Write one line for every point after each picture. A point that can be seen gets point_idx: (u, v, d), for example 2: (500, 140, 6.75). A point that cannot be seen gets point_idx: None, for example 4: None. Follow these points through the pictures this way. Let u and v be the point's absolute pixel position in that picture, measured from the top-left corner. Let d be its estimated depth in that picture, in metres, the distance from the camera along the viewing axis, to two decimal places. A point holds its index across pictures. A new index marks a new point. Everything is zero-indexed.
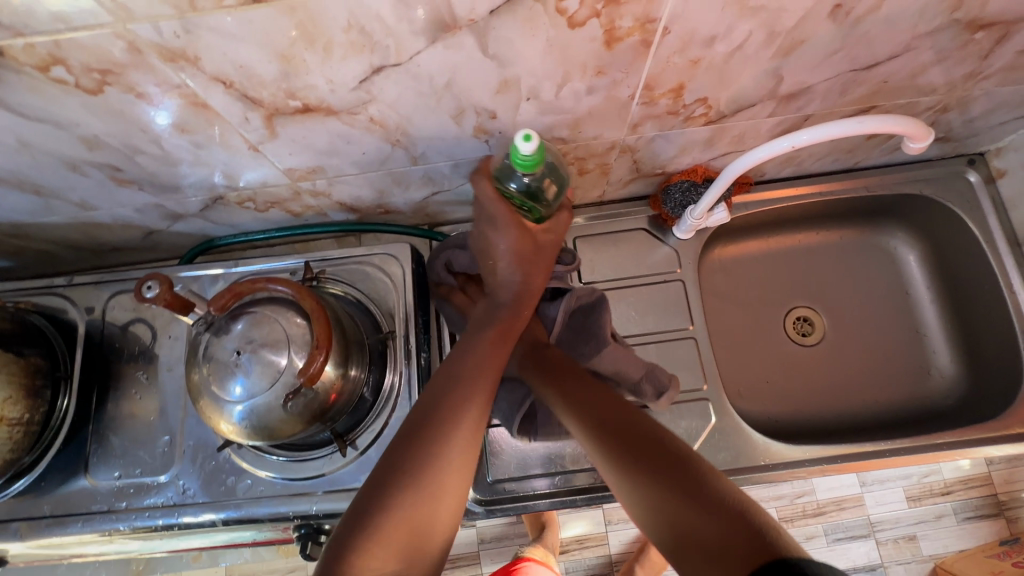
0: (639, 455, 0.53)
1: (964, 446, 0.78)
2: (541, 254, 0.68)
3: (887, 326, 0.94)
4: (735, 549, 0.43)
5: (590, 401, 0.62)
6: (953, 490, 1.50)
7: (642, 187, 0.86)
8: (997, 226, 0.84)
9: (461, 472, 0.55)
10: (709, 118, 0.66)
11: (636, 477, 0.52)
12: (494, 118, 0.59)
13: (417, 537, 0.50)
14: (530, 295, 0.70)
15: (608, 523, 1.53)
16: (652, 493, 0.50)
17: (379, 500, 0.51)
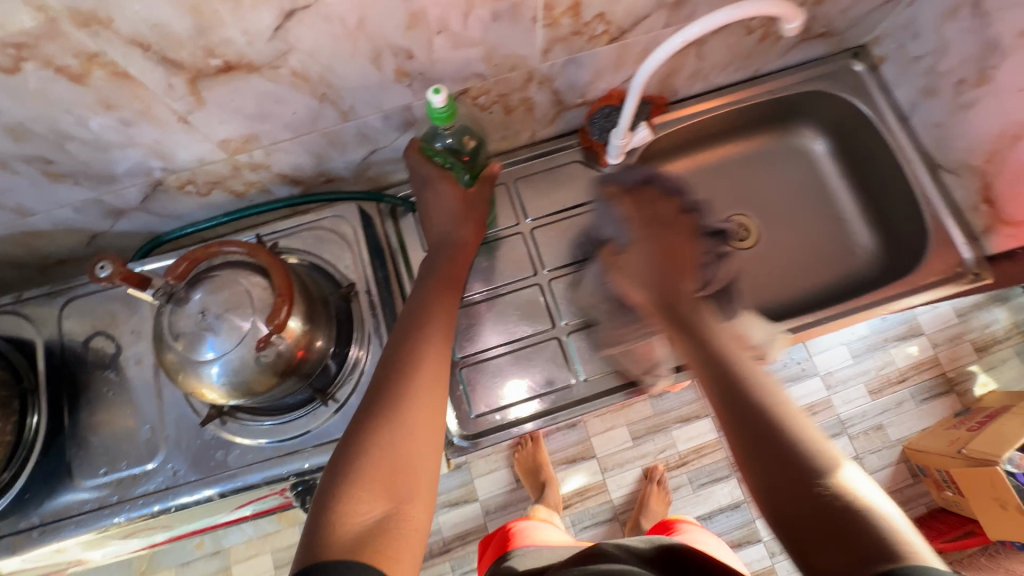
0: (788, 457, 0.46)
1: (888, 301, 0.86)
2: (477, 200, 0.78)
3: (813, 218, 1.03)
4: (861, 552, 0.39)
5: (734, 373, 0.55)
6: (908, 376, 1.66)
7: (569, 123, 0.92)
8: (886, 106, 0.93)
9: (428, 413, 0.58)
10: (611, 35, 0.71)
11: (776, 478, 0.45)
12: (412, 58, 0.63)
13: (394, 477, 0.52)
14: (465, 240, 0.77)
15: (605, 471, 1.60)
16: (795, 501, 0.44)
17: (351, 454, 0.53)
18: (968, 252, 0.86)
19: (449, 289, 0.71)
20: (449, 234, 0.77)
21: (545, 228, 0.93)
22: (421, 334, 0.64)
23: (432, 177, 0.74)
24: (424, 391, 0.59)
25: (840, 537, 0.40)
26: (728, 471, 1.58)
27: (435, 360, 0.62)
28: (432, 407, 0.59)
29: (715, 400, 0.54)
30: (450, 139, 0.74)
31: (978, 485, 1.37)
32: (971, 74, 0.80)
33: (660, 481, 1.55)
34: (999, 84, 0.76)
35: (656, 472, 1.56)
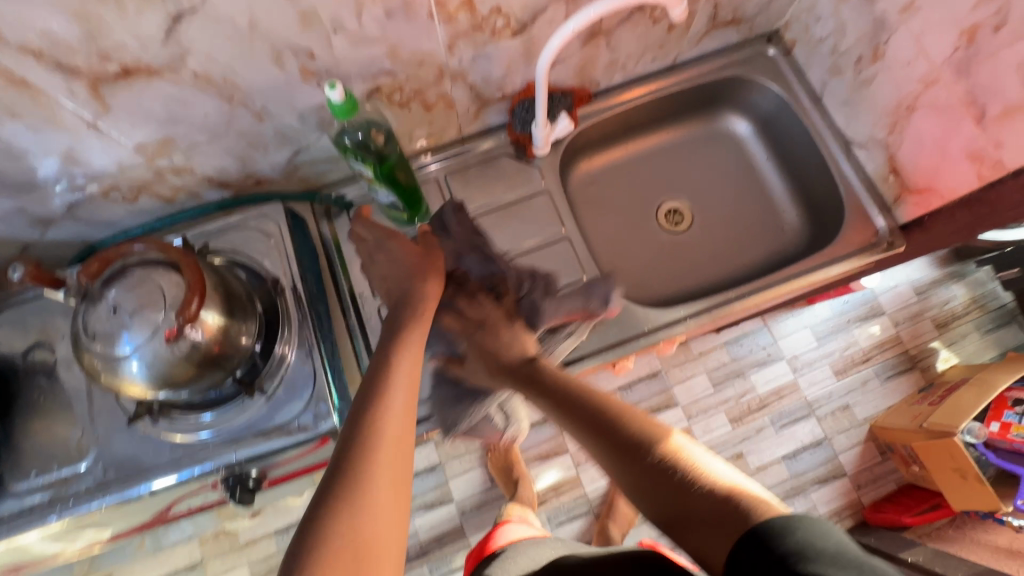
0: (656, 473, 0.54)
1: (808, 272, 0.90)
2: (429, 256, 0.79)
3: (741, 199, 1.06)
4: (722, 516, 0.48)
5: (600, 416, 0.62)
6: (872, 355, 1.69)
7: (495, 117, 0.95)
8: (799, 87, 0.97)
9: (394, 491, 0.51)
10: (513, 29, 0.74)
11: (659, 496, 0.53)
12: (314, 57, 0.65)
13: (359, 563, 0.45)
14: (426, 292, 0.75)
15: (578, 465, 1.61)
16: (675, 505, 0.51)
17: (305, 538, 0.46)
18: (881, 222, 0.90)
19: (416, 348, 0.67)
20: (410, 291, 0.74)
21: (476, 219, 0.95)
22: (383, 400, 0.58)
23: (382, 236, 0.78)
24: (386, 464, 0.52)
25: (708, 519, 0.49)
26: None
27: (397, 430, 0.56)
28: (398, 482, 0.52)
29: (595, 446, 0.60)
30: (358, 134, 0.73)
31: (938, 456, 1.43)
32: (867, 51, 0.83)
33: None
34: (890, 59, 0.80)
35: None
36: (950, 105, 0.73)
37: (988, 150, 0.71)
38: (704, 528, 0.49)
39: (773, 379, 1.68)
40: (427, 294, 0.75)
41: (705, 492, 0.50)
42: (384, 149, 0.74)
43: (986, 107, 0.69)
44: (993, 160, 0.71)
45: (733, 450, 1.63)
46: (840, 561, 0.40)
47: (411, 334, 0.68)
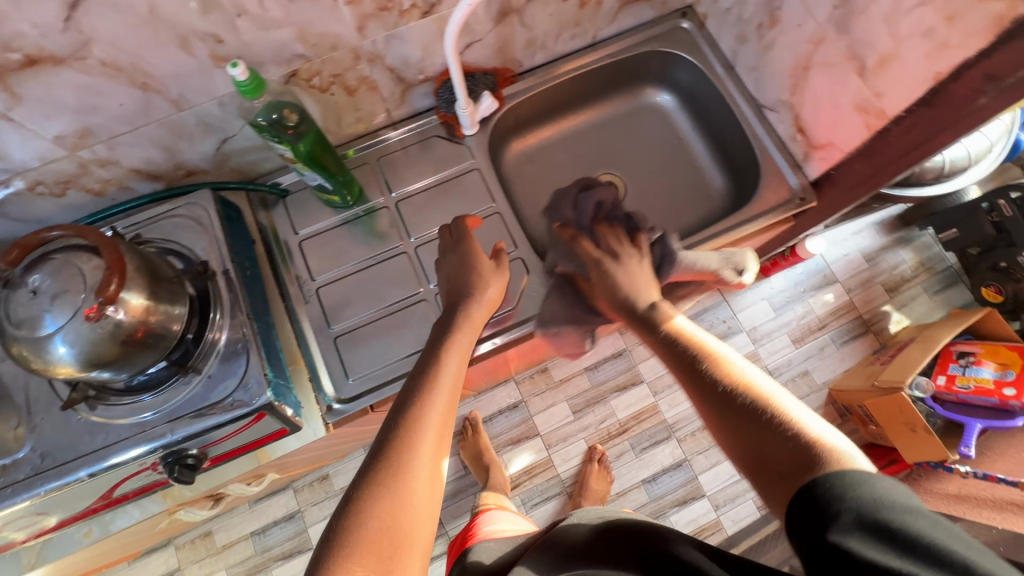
0: (741, 414, 0.54)
1: (727, 231, 0.94)
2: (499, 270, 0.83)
3: (671, 169, 1.11)
4: (797, 466, 0.48)
5: (695, 351, 0.62)
6: (827, 322, 1.75)
7: (423, 100, 0.98)
8: (713, 57, 1.02)
9: (430, 484, 0.56)
10: (421, 9, 0.78)
11: (738, 436, 0.53)
12: (222, 42, 0.68)
13: (392, 549, 0.50)
14: (481, 305, 0.78)
15: (549, 447, 1.64)
16: (755, 449, 0.51)
17: (345, 523, 0.51)
18: (794, 180, 0.94)
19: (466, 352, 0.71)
20: (474, 289, 0.80)
21: (408, 199, 0.98)
22: (427, 404, 0.61)
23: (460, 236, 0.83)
24: (429, 461, 0.57)
25: (782, 461, 0.49)
26: (667, 433, 1.65)
27: (441, 425, 0.61)
28: (435, 475, 0.57)
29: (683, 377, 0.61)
30: (272, 115, 0.75)
31: (890, 411, 1.46)
32: (765, 17, 0.88)
33: (600, 461, 1.60)
34: (784, 23, 0.85)
35: (596, 451, 1.61)
36: (837, 62, 0.78)
37: (871, 100, 0.76)
38: (778, 472, 0.49)
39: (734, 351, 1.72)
40: (490, 294, 0.80)
41: (789, 441, 0.50)
42: (297, 129, 0.77)
43: (864, 60, 0.74)
44: (877, 110, 0.76)
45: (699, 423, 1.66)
46: (913, 517, 0.42)
47: (459, 338, 0.72)
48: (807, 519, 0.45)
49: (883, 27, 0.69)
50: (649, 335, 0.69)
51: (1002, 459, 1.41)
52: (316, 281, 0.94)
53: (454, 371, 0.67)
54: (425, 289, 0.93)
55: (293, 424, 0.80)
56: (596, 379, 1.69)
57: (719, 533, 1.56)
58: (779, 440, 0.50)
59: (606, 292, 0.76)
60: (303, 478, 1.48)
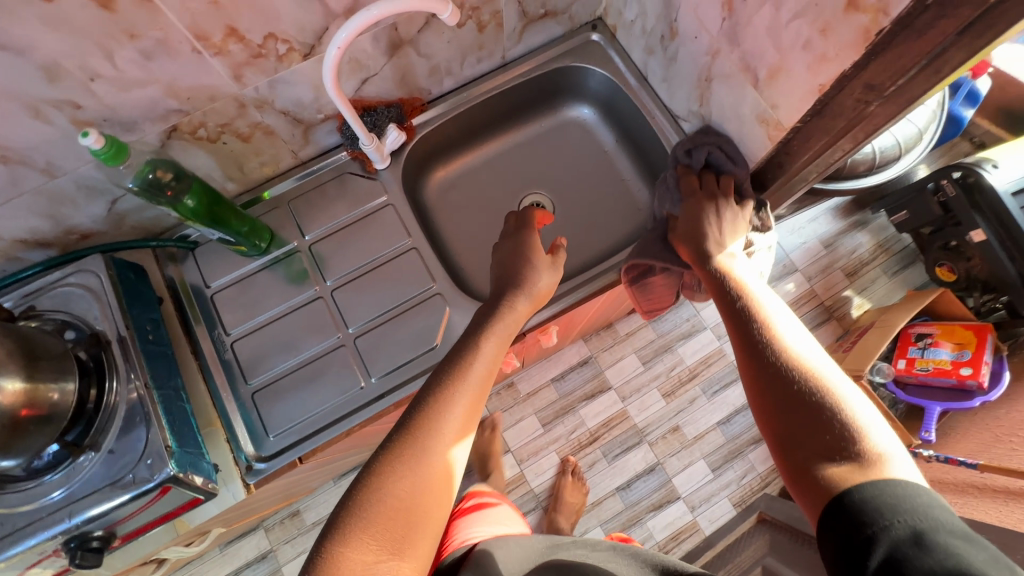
0: (800, 396, 0.55)
1: None
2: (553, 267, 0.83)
3: (598, 183, 1.09)
4: (839, 455, 0.50)
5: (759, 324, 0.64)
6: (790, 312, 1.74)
7: (329, 137, 0.95)
8: (626, 70, 1.00)
9: (454, 463, 0.59)
10: (300, 51, 0.74)
11: (789, 420, 0.54)
12: (80, 107, 0.65)
13: (405, 524, 0.54)
14: (529, 299, 0.78)
15: (521, 463, 1.61)
16: (804, 436, 0.53)
17: (366, 497, 0.55)
18: None
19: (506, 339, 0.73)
20: (524, 281, 0.79)
21: (322, 241, 0.95)
22: (458, 388, 0.64)
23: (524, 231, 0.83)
24: (449, 450, 0.60)
25: (822, 444, 0.51)
26: (638, 437, 1.63)
27: (466, 415, 0.63)
28: (450, 465, 0.59)
29: (739, 344, 0.64)
30: (150, 172, 0.71)
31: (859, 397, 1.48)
32: (665, 29, 0.86)
33: (574, 473, 1.57)
34: (682, 35, 0.82)
35: (570, 463, 1.59)
36: (734, 73, 0.76)
37: (769, 112, 0.74)
38: (813, 453, 0.51)
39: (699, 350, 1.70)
40: (540, 287, 0.79)
41: (843, 433, 0.51)
42: (173, 190, 0.73)
43: (757, 71, 0.72)
44: (775, 121, 0.74)
45: (669, 425, 1.63)
46: (967, 541, 0.41)
47: (498, 327, 0.73)
48: (844, 516, 0.45)
49: (768, 39, 0.67)
50: (719, 293, 0.71)
51: (964, 440, 1.40)
52: (231, 335, 0.91)
53: (493, 354, 0.70)
54: (344, 333, 0.90)
55: (206, 492, 0.77)
56: (563, 390, 1.67)
57: (697, 534, 1.53)
58: (834, 433, 0.51)
59: (691, 218, 0.79)
60: (272, 517, 1.45)
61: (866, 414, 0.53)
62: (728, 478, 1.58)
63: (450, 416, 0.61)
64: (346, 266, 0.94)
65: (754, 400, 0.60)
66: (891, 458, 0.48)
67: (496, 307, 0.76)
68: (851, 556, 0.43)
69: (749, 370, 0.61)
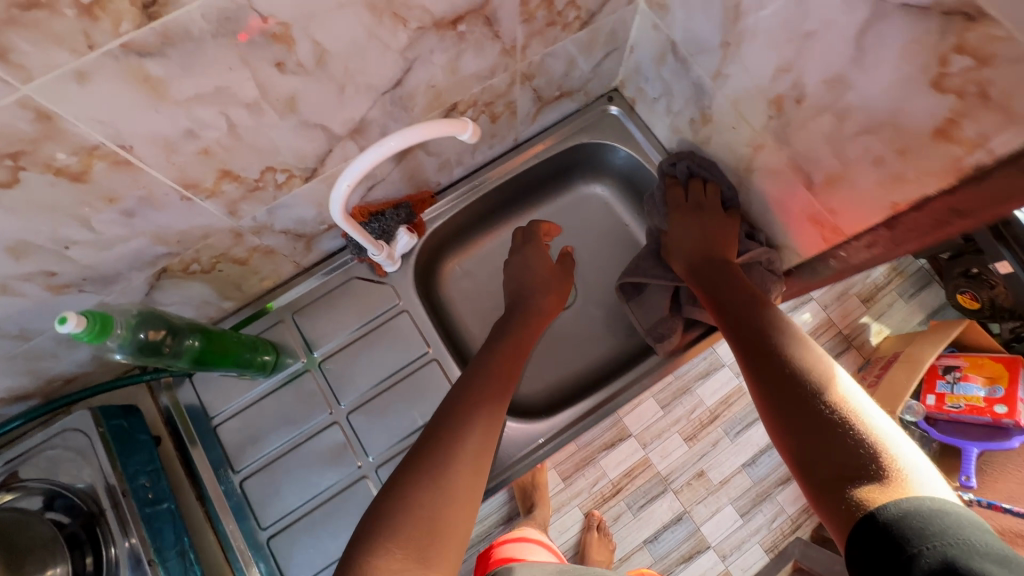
0: (807, 406, 0.49)
1: (698, 343, 0.85)
2: (562, 276, 0.91)
3: (622, 261, 1.01)
4: (858, 475, 0.42)
5: (764, 334, 0.59)
6: None
7: (332, 242, 0.86)
8: (649, 145, 0.92)
9: (470, 479, 0.57)
10: (302, 176, 0.66)
11: (796, 434, 0.48)
12: (55, 274, 0.56)
13: (433, 535, 0.52)
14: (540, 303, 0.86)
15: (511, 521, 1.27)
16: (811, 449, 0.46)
17: (394, 504, 0.53)
18: None
19: (515, 357, 0.75)
20: (530, 292, 0.87)
21: (334, 357, 0.86)
22: (474, 397, 0.65)
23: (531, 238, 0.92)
24: (469, 456, 0.59)
25: (835, 460, 0.44)
26: (662, 486, 1.27)
27: (483, 419, 0.63)
28: (473, 479, 0.58)
29: (744, 357, 0.59)
30: (143, 334, 0.61)
31: None
32: (696, 113, 0.79)
33: (600, 529, 1.23)
34: (717, 122, 0.75)
35: (594, 518, 1.25)
36: (781, 170, 0.69)
37: (825, 215, 0.67)
38: (825, 471, 0.44)
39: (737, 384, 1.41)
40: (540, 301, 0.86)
41: (858, 447, 0.44)
42: (172, 344, 0.65)
43: (811, 174, 0.65)
44: (832, 225, 0.67)
45: (694, 469, 1.28)
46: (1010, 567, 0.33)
47: (506, 345, 0.76)
48: (869, 539, 0.38)
49: (827, 147, 0.60)
50: (721, 306, 0.67)
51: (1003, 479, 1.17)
52: (239, 473, 0.81)
53: (500, 368, 0.71)
54: (363, 464, 0.82)
55: None
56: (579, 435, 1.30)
57: None
58: (845, 442, 0.45)
59: (685, 231, 0.79)
60: None
61: (881, 421, 0.46)
62: (759, 523, 1.25)
63: (471, 423, 0.62)
64: (362, 383, 0.85)
65: (763, 416, 0.54)
66: (918, 475, 0.41)
67: (509, 329, 0.80)
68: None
69: (754, 383, 0.56)
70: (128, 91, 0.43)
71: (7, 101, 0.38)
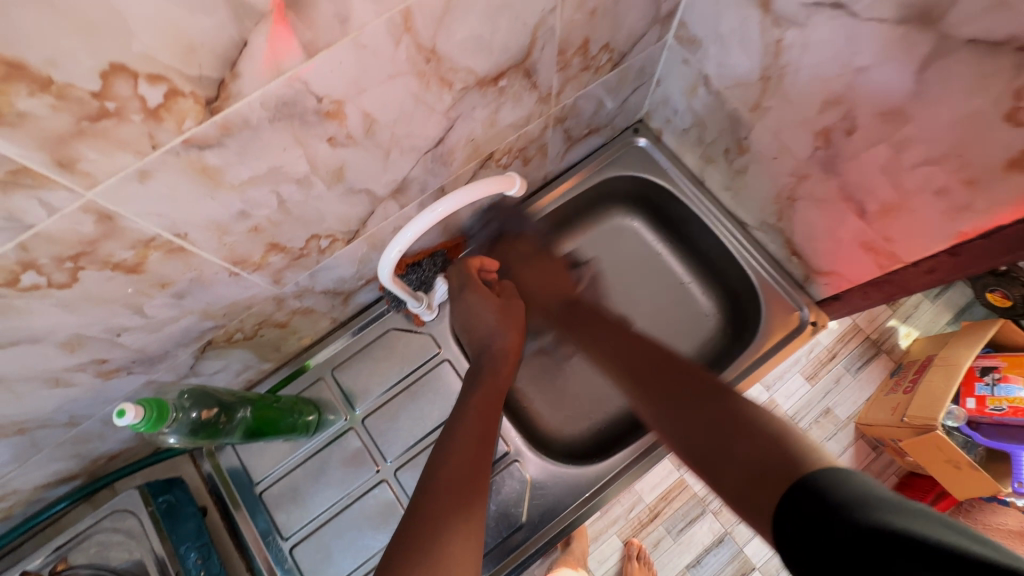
0: (707, 422, 0.53)
1: (749, 373, 0.82)
2: (511, 309, 0.83)
3: (658, 291, 0.98)
4: (765, 463, 0.45)
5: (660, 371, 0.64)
6: (838, 351, 1.33)
7: (368, 295, 0.85)
8: (679, 175, 0.91)
9: (465, 539, 0.53)
10: (344, 238, 0.65)
11: (709, 451, 0.51)
12: (106, 361, 0.55)
13: None
14: (502, 346, 0.79)
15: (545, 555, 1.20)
16: (727, 465, 0.49)
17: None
18: (798, 301, 0.84)
19: (490, 412, 0.71)
20: (490, 341, 0.80)
21: (376, 413, 0.84)
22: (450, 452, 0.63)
23: (469, 283, 0.82)
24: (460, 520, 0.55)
25: (746, 457, 0.47)
26: (701, 507, 1.20)
27: (465, 476, 0.60)
28: (470, 542, 0.53)
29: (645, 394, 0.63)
30: (196, 413, 0.60)
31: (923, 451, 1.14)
32: (731, 143, 0.78)
33: (639, 558, 1.16)
34: (755, 152, 0.74)
35: (632, 548, 1.17)
36: (829, 199, 0.68)
37: (879, 243, 0.65)
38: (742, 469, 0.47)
39: (795, 394, 1.32)
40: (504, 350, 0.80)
41: (752, 443, 0.47)
42: (223, 420, 0.65)
43: (862, 204, 0.64)
44: (888, 252, 0.65)
45: None
46: (904, 513, 0.35)
47: (485, 391, 0.73)
48: (795, 517, 0.39)
49: (883, 177, 0.59)
50: (615, 349, 0.72)
51: None
52: (289, 540, 0.78)
53: (471, 430, 0.67)
54: None
55: None
56: None
57: None
58: (745, 447, 0.48)
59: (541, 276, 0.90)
60: None
61: (763, 419, 0.50)
62: None
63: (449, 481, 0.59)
64: (407, 437, 0.83)
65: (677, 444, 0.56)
66: (812, 449, 0.44)
67: (478, 381, 0.74)
68: (821, 564, 0.36)
69: (659, 413, 0.59)
70: (186, 183, 0.42)
71: (72, 208, 0.37)
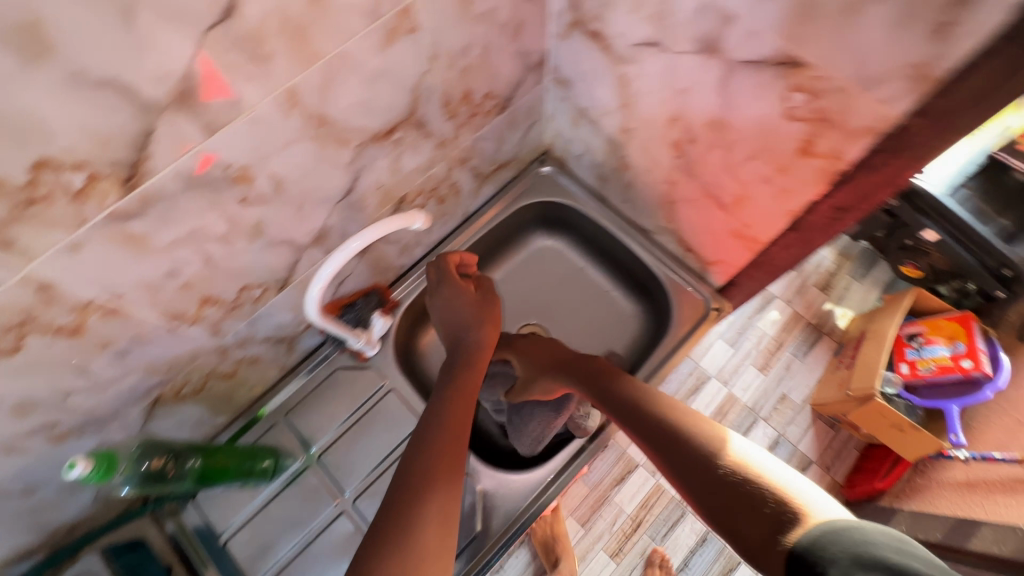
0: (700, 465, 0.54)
1: (669, 361, 0.91)
2: (488, 303, 0.88)
3: (584, 301, 1.07)
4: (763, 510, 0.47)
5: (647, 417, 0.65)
6: (784, 339, 1.43)
7: (311, 339, 0.91)
8: (582, 195, 1.02)
9: (441, 525, 0.54)
10: (275, 287, 0.72)
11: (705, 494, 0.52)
12: (56, 424, 0.60)
13: None
14: (477, 339, 0.83)
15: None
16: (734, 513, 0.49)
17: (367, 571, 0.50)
18: (701, 292, 0.94)
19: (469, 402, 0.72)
20: (469, 335, 0.84)
21: (331, 449, 0.89)
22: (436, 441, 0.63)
23: (442, 280, 0.88)
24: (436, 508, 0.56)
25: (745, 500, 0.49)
26: (681, 510, 1.24)
27: (447, 465, 0.61)
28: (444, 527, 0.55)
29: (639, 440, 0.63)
30: (145, 464, 0.67)
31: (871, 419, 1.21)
32: (616, 162, 0.89)
33: (664, 566, 1.18)
34: (635, 167, 0.86)
35: (657, 554, 1.19)
36: (697, 199, 0.79)
37: (743, 229, 0.76)
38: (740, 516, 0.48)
39: (752, 385, 1.38)
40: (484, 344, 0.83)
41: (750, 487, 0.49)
42: (172, 471, 0.71)
43: (720, 198, 0.75)
44: (751, 235, 0.76)
45: None
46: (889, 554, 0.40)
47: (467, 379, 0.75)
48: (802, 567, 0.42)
49: (726, 174, 0.70)
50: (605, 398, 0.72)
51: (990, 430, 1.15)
52: None
53: (455, 419, 0.67)
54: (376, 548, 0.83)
55: None
56: (587, 476, 1.26)
57: None
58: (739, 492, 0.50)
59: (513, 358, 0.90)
60: None
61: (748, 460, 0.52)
62: None
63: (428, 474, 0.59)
64: (361, 467, 0.88)
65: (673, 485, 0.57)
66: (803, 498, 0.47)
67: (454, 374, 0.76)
68: None
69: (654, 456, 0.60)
70: (114, 251, 0.49)
71: (11, 283, 0.44)
